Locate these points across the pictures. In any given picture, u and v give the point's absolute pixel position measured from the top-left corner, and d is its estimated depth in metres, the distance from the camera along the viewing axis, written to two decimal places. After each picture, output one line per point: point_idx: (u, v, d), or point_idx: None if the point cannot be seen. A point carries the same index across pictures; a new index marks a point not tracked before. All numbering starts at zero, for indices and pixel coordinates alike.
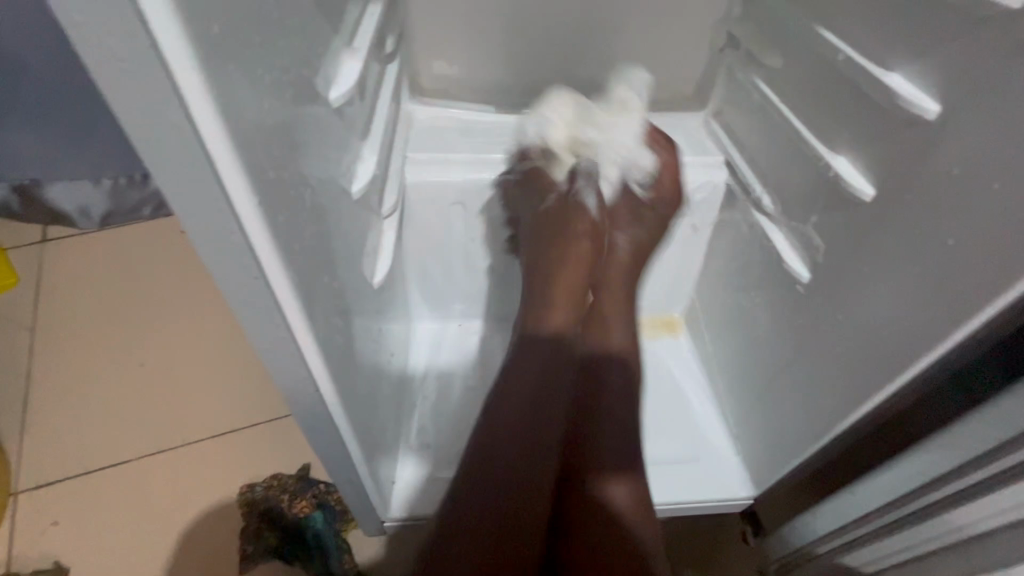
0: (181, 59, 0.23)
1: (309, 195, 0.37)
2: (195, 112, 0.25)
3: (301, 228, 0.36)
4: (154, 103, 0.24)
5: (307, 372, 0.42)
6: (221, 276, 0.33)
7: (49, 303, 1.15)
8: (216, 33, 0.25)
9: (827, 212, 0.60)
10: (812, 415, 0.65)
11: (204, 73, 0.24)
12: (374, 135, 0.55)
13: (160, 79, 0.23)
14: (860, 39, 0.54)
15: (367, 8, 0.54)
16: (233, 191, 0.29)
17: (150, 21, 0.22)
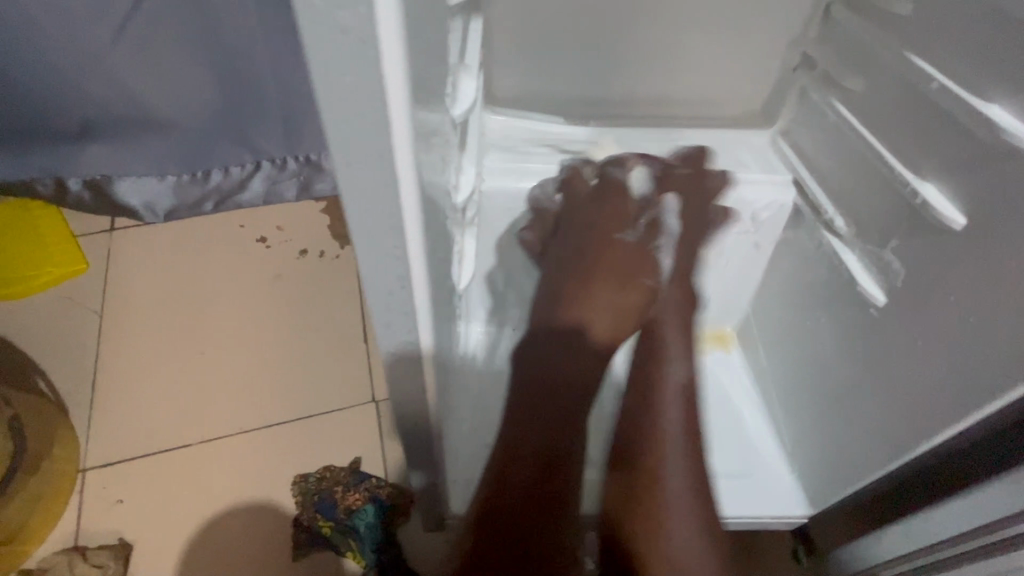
0: (399, 94, 0.25)
1: (439, 211, 0.39)
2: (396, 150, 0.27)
3: (435, 241, 0.38)
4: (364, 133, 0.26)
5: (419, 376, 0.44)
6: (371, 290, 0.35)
7: (116, 290, 1.20)
8: (416, 68, 0.26)
9: (908, 238, 0.61)
10: (880, 439, 0.66)
11: (410, 114, 0.26)
12: (471, 147, 0.56)
13: (377, 122, 0.25)
14: (958, 71, 0.54)
15: (470, 25, 0.55)
16: (406, 218, 0.31)
17: (386, 73, 0.23)
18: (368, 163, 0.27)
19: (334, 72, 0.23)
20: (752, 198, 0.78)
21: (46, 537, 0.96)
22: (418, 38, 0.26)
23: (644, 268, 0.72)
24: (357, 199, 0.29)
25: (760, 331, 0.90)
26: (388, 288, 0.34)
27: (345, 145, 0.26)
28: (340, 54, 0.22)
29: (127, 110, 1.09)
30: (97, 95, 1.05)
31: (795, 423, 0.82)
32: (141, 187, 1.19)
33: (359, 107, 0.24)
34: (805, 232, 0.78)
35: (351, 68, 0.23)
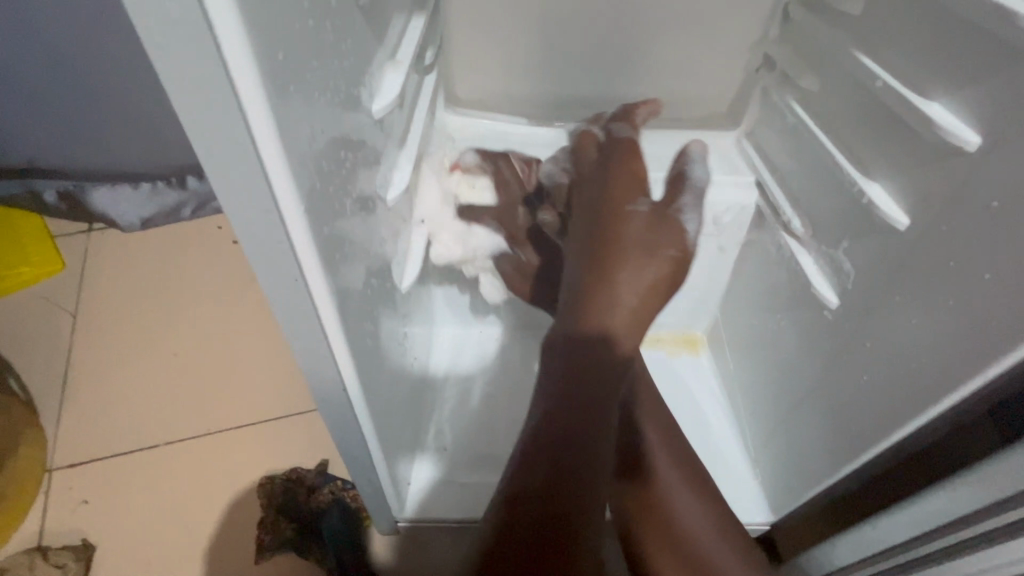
0: (249, 84, 0.24)
1: (349, 206, 0.39)
2: (259, 136, 0.26)
3: (341, 235, 0.37)
4: (220, 124, 0.25)
5: (338, 375, 0.43)
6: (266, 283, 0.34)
7: (92, 290, 1.20)
8: (279, 56, 0.26)
9: (858, 238, 0.60)
10: (834, 444, 0.64)
11: (268, 99, 0.25)
12: (410, 145, 0.56)
13: (230, 105, 0.25)
14: (900, 67, 0.53)
15: (410, 23, 0.55)
16: (287, 209, 0.30)
17: (226, 54, 0.23)
18: (232, 149, 0.26)
19: (174, 53, 0.23)
20: (716, 195, 0.78)
21: (9, 538, 0.95)
22: (281, 23, 0.26)
23: (659, 235, 0.59)
24: (229, 187, 0.28)
25: (727, 334, 0.89)
26: (283, 281, 0.34)
27: (203, 128, 0.25)
28: (175, 33, 0.22)
29: (98, 123, 1.13)
30: (67, 110, 1.11)
31: (759, 428, 0.81)
32: (116, 198, 1.22)
33: (207, 88, 0.24)
34: (767, 233, 0.77)
35: (191, 49, 0.23)
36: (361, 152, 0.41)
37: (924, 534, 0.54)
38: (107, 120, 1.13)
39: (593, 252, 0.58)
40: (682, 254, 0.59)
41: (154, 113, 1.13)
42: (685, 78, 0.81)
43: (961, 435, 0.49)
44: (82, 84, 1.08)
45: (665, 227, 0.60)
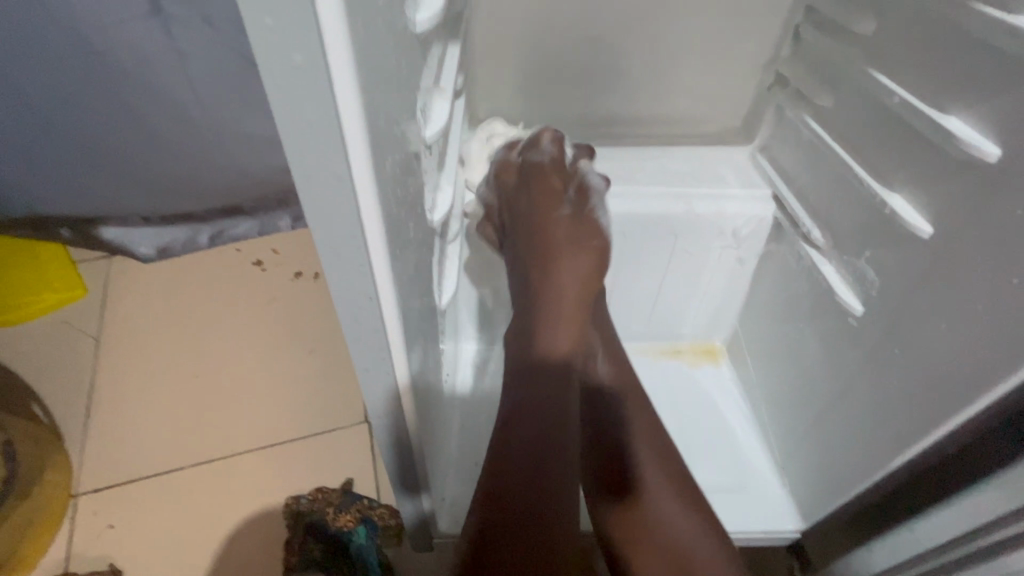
0: (353, 122, 0.26)
1: (411, 229, 0.41)
2: (355, 167, 0.28)
3: (405, 256, 0.39)
4: (320, 159, 0.27)
5: (395, 390, 0.45)
6: (341, 304, 0.35)
7: (113, 315, 1.21)
8: (373, 95, 0.28)
9: (881, 248, 0.62)
10: (865, 451, 0.65)
11: (365, 134, 0.27)
12: (448, 168, 0.58)
13: (333, 140, 0.26)
14: (916, 85, 0.56)
15: (446, 52, 0.58)
16: (370, 234, 0.32)
17: (337, 94, 0.25)
18: (329, 180, 0.28)
19: (290, 94, 0.24)
20: (735, 209, 0.80)
21: (37, 563, 0.96)
22: (375, 63, 0.28)
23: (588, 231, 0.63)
24: (320, 214, 0.30)
25: (747, 344, 0.91)
26: (359, 302, 0.35)
27: (305, 162, 0.27)
28: (293, 77, 0.24)
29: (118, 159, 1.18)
30: None
31: (784, 435, 0.82)
32: (131, 230, 1.26)
33: (315, 126, 0.26)
34: (785, 244, 0.80)
35: (306, 91, 0.24)
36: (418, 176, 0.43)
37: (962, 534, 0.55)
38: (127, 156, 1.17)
39: (530, 256, 0.60)
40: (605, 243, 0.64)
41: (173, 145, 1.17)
42: (701, 96, 0.84)
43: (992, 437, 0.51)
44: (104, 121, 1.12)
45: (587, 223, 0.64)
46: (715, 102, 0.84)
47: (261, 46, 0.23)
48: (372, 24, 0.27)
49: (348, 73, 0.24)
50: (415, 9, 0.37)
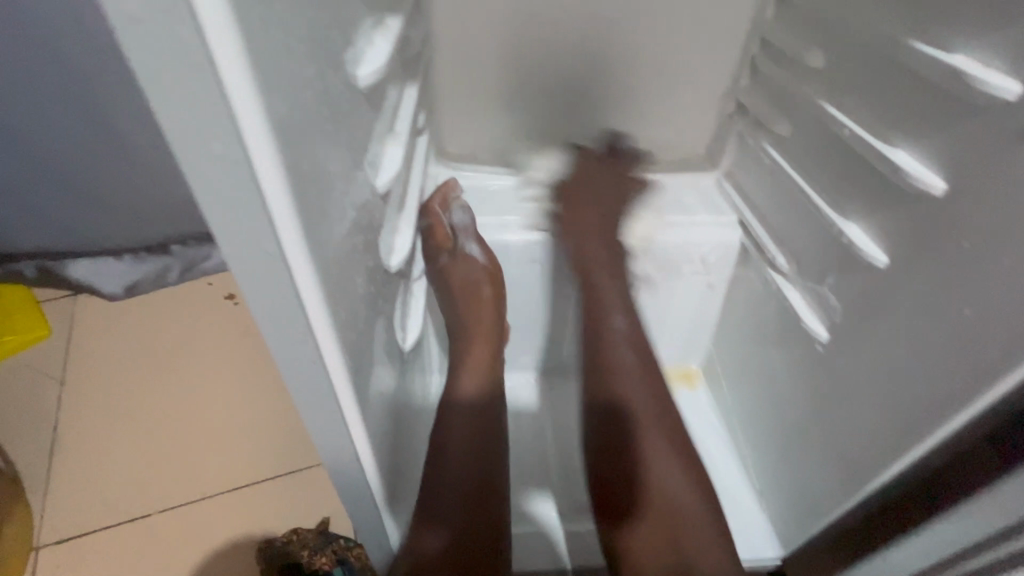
0: (279, 199, 0.26)
1: (362, 283, 0.40)
2: (284, 236, 0.27)
3: (354, 313, 0.38)
4: (248, 236, 0.26)
5: (353, 445, 0.43)
6: (285, 367, 0.34)
7: (80, 355, 1.18)
8: (304, 167, 0.28)
9: (842, 275, 0.62)
10: (838, 478, 0.65)
11: (293, 208, 0.27)
12: (408, 209, 0.58)
13: (258, 212, 0.25)
14: (865, 118, 0.57)
15: (404, 94, 0.58)
16: (308, 299, 0.31)
17: (257, 167, 0.24)
18: (257, 251, 0.27)
19: (207, 169, 0.23)
20: (701, 235, 0.81)
21: None
22: (303, 130, 0.27)
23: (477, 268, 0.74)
24: (253, 283, 0.29)
25: (722, 367, 0.91)
26: (304, 364, 0.34)
27: (231, 234, 0.26)
28: (210, 159, 0.23)
29: (83, 198, 1.17)
30: (56, 176, 1.12)
31: (761, 461, 0.82)
32: (98, 269, 1.24)
33: (237, 199, 0.25)
34: (753, 269, 0.80)
35: (224, 166, 0.23)
36: (370, 227, 0.42)
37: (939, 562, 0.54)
38: (92, 196, 1.17)
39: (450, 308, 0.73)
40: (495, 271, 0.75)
41: (140, 181, 1.16)
42: (665, 127, 0.85)
43: (957, 466, 0.50)
44: (68, 161, 1.11)
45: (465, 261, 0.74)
46: (678, 130, 0.85)
47: (172, 124, 0.22)
48: (299, 93, 0.27)
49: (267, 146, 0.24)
50: (357, 65, 0.37)
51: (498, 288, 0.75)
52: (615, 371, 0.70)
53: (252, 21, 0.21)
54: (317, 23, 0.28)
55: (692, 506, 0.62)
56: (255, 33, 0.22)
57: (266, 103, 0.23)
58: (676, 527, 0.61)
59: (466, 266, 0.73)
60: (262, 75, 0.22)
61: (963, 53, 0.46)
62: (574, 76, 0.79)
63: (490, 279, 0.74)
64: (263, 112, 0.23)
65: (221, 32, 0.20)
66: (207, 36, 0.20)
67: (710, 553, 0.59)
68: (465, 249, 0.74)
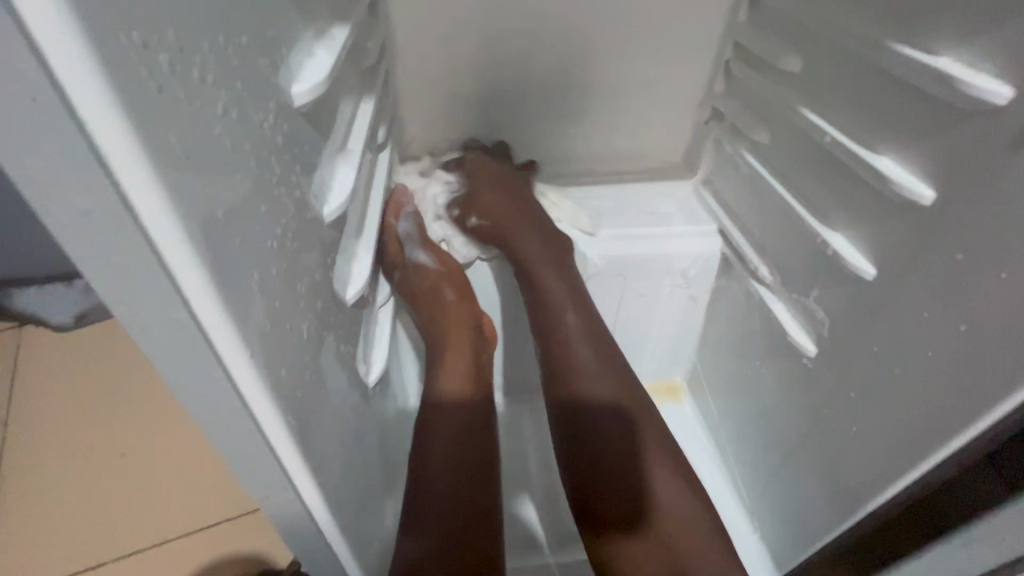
0: (184, 261, 0.21)
1: (308, 328, 0.35)
2: (187, 289, 0.22)
3: (298, 364, 0.34)
4: (148, 302, 0.22)
5: (305, 507, 0.38)
6: (210, 432, 0.29)
7: (27, 392, 1.09)
8: (219, 217, 0.23)
9: (828, 288, 0.60)
10: (830, 498, 0.62)
11: (203, 268, 0.22)
12: (367, 234, 0.53)
13: (148, 264, 0.20)
14: (846, 125, 0.55)
15: (360, 108, 0.54)
16: (233, 364, 0.26)
17: (139, 209, 0.19)
18: (155, 309, 0.22)
19: (69, 216, 0.18)
20: (680, 245, 0.78)
21: None
22: (210, 162, 0.22)
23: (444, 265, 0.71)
24: (154, 345, 0.24)
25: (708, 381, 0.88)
26: (235, 429, 0.29)
27: (115, 291, 0.21)
28: (86, 220, 0.19)
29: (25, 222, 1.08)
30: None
31: (752, 478, 0.79)
32: (46, 297, 1.16)
33: (118, 251, 0.20)
34: (735, 280, 0.78)
35: (90, 210, 0.18)
36: (315, 262, 0.37)
37: None
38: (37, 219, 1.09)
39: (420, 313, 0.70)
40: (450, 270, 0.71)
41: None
42: (639, 135, 0.82)
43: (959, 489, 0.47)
44: (5, 183, 1.02)
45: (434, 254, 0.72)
46: (654, 140, 0.82)
47: (15, 162, 0.17)
48: (203, 117, 0.22)
49: (148, 181, 0.19)
50: (290, 80, 0.32)
51: (462, 290, 0.70)
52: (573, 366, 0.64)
53: (114, 29, 0.17)
54: (231, 36, 0.24)
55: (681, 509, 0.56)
56: (122, 47, 0.17)
57: (145, 132, 0.18)
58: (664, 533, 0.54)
59: (419, 274, 0.70)
60: (136, 96, 0.18)
61: (946, 56, 0.43)
62: (544, 84, 0.76)
63: (449, 281, 0.70)
64: (137, 141, 0.18)
65: (62, 44, 0.15)
66: (42, 49, 0.15)
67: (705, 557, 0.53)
68: (414, 258, 0.71)
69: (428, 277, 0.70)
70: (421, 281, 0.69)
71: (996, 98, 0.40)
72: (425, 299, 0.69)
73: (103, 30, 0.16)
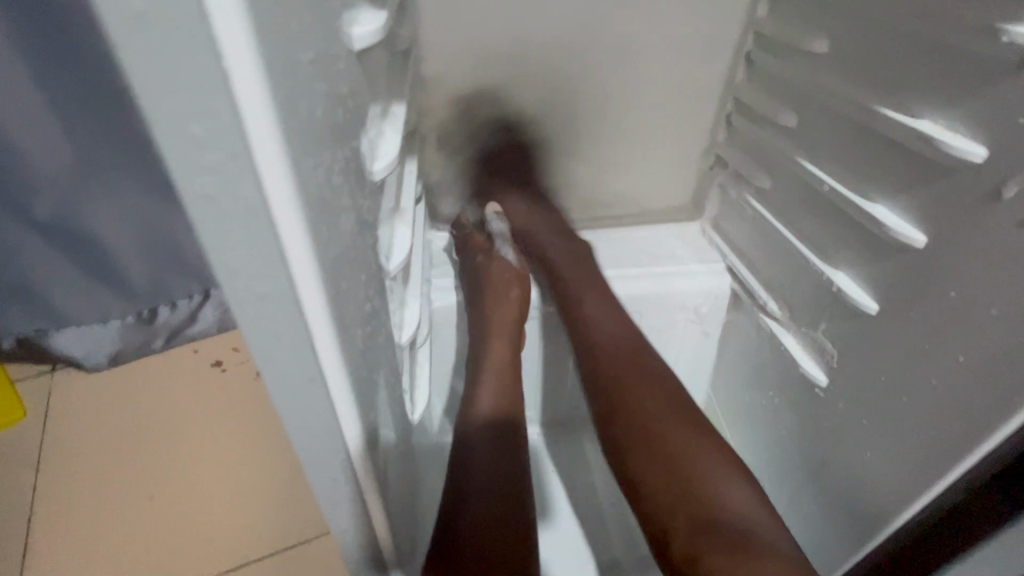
0: (320, 320, 0.26)
1: (379, 371, 0.40)
2: (318, 338, 0.27)
3: (374, 404, 0.38)
4: (286, 357, 0.26)
5: (370, 533, 0.42)
6: (304, 461, 0.34)
7: (60, 434, 1.13)
8: (339, 285, 0.28)
9: (835, 322, 0.64)
10: (852, 522, 0.65)
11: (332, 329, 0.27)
12: (413, 282, 0.58)
13: (291, 320, 0.25)
14: (842, 175, 0.61)
15: (405, 169, 0.60)
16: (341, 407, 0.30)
17: (297, 277, 0.24)
18: (290, 356, 0.27)
19: (244, 284, 0.24)
20: (693, 281, 0.84)
21: None
22: (337, 234, 0.28)
23: (501, 267, 0.78)
24: (278, 385, 0.28)
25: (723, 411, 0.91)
26: (327, 459, 0.34)
27: (260, 342, 0.26)
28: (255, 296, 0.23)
29: (62, 270, 1.13)
30: (36, 253, 1.09)
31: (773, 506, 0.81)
32: (81, 337, 1.20)
33: (274, 311, 0.25)
34: (746, 315, 0.82)
35: (264, 280, 0.24)
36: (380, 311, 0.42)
37: None
38: (81, 261, 1.13)
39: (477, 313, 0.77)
40: (517, 274, 0.79)
41: (124, 249, 1.13)
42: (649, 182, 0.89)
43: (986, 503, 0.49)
44: (46, 234, 1.07)
45: (497, 260, 0.79)
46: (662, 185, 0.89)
47: (214, 249, 0.22)
48: (333, 201, 0.27)
49: (309, 265, 0.24)
50: (370, 158, 0.38)
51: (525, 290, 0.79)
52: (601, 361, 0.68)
53: (297, 151, 0.22)
54: (345, 131, 0.29)
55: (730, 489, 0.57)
56: (303, 155, 0.23)
57: (311, 217, 0.24)
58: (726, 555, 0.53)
59: (499, 264, 0.79)
60: (306, 191, 0.23)
61: (929, 117, 0.49)
62: (561, 135, 0.82)
63: (519, 282, 0.79)
64: (306, 224, 0.23)
65: (270, 165, 0.21)
66: (259, 168, 0.21)
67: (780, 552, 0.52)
68: (502, 252, 0.81)
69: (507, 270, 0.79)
70: (500, 270, 0.78)
71: (973, 156, 0.46)
72: (492, 289, 0.77)
73: (295, 147, 0.22)
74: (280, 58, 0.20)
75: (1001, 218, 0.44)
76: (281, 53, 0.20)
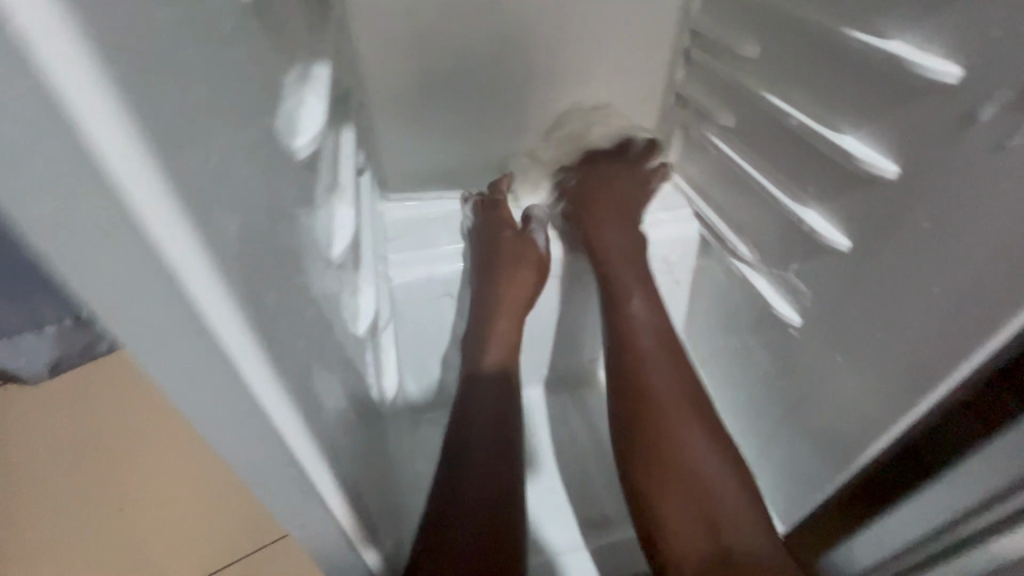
0: (227, 321, 0.23)
1: (331, 372, 0.36)
2: (232, 347, 0.24)
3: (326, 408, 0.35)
4: None
5: (344, 536, 0.40)
6: (251, 477, 0.31)
7: (10, 455, 1.05)
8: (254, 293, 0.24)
9: (805, 260, 0.63)
10: (827, 451, 0.67)
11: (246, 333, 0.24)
12: (365, 265, 0.54)
13: (192, 335, 0.22)
14: (809, 107, 0.58)
15: (341, 139, 0.53)
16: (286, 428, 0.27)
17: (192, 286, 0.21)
18: (202, 371, 0.24)
19: (124, 302, 0.20)
20: (659, 231, 0.82)
21: None
22: (239, 231, 0.24)
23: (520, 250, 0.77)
24: (200, 406, 0.25)
25: (699, 356, 0.92)
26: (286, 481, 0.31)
27: (160, 361, 0.23)
28: None
29: None
30: None
31: (751, 441, 0.83)
32: (12, 351, 1.09)
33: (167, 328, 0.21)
34: (715, 259, 0.81)
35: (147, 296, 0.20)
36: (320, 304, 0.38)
37: (947, 522, 0.54)
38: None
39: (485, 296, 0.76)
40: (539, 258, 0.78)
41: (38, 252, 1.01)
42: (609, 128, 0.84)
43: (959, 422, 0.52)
44: None
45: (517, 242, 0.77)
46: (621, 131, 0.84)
47: (68, 268, 0.19)
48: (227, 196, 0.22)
49: (196, 257, 0.21)
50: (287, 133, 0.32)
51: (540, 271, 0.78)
52: (641, 363, 0.71)
53: None
54: (238, 106, 0.24)
55: (725, 492, 0.62)
56: (166, 146, 0.19)
57: (191, 218, 0.20)
58: (712, 514, 0.61)
59: (518, 245, 0.77)
60: (181, 187, 0.19)
61: (897, 38, 0.46)
62: (510, 86, 0.76)
63: (535, 264, 0.78)
64: (186, 228, 0.20)
65: (107, 136, 0.17)
66: (103, 170, 0.17)
67: (750, 540, 0.59)
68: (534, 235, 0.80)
69: (526, 253, 0.77)
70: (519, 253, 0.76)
71: (947, 78, 0.43)
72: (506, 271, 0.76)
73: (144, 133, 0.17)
74: (107, 29, 0.16)
75: (979, 143, 0.42)
76: (106, 23, 0.16)
